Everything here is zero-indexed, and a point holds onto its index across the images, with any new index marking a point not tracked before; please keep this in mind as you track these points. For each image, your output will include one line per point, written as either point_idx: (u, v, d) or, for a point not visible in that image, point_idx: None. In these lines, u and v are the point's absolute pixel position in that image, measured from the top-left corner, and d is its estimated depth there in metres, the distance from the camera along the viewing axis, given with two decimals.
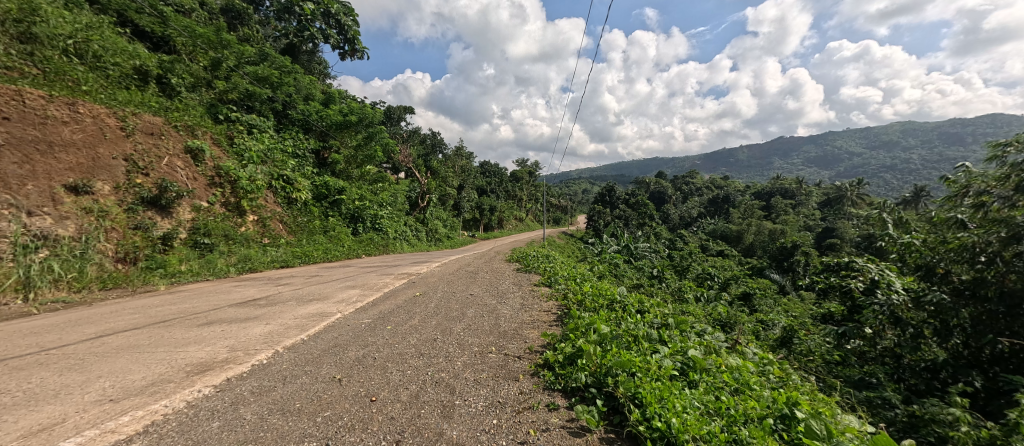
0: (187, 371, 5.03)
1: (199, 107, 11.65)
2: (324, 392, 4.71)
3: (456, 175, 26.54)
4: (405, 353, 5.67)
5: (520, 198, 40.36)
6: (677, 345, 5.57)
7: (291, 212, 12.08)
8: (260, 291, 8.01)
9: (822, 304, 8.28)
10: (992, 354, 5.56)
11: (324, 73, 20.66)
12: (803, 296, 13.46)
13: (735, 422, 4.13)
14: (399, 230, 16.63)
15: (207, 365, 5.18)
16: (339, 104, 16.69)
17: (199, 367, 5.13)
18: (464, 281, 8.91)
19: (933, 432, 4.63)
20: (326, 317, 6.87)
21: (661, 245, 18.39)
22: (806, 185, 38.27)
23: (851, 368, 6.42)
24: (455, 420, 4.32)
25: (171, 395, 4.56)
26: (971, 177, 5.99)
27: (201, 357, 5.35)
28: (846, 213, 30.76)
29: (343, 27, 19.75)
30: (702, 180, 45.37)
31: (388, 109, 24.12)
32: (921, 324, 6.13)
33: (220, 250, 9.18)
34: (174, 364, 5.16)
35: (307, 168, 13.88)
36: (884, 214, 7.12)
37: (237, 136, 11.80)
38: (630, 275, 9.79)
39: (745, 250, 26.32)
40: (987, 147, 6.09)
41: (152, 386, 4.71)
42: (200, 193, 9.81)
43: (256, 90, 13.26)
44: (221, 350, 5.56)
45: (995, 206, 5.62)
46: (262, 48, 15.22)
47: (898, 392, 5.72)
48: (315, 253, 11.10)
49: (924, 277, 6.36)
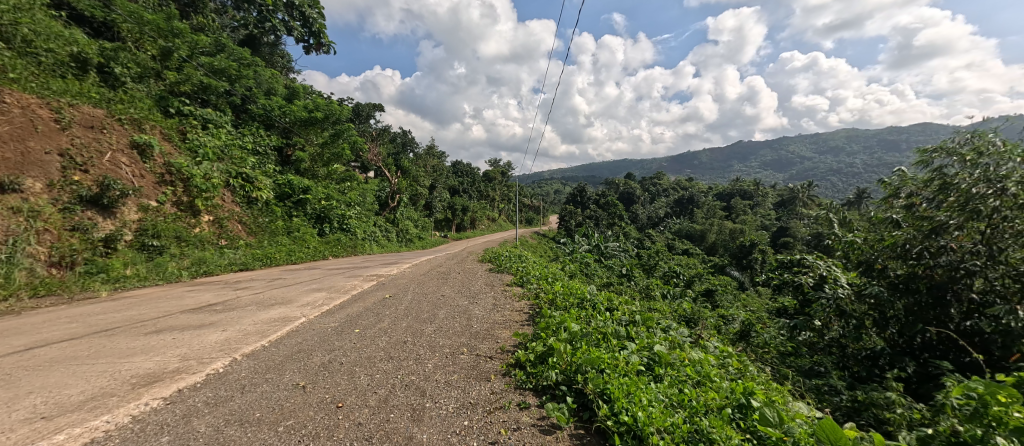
0: (133, 383, 4.69)
1: (147, 99, 10.89)
2: (287, 400, 4.53)
3: (427, 174, 26.16)
4: (374, 356, 5.55)
5: (492, 199, 40.36)
6: (645, 341, 5.77)
7: (251, 212, 11.46)
8: (217, 296, 7.56)
9: (776, 299, 8.81)
10: (922, 341, 6.15)
11: (287, 67, 19.86)
12: (760, 291, 14.33)
13: (697, 413, 4.31)
14: (368, 231, 16.19)
15: (155, 376, 4.85)
16: (303, 100, 16.08)
17: (147, 378, 4.79)
18: (435, 281, 8.83)
19: (872, 415, 5.07)
20: (289, 323, 6.58)
21: (632, 245, 18.95)
22: (762, 186, 40.48)
23: (802, 358, 6.90)
24: (425, 423, 4.27)
25: (114, 410, 4.25)
26: (903, 180, 6.63)
27: (149, 368, 4.99)
28: (798, 213, 32.69)
29: (308, 19, 19.01)
30: (668, 181, 46.92)
31: (356, 106, 23.37)
32: (862, 315, 6.63)
33: (171, 252, 8.59)
34: (118, 376, 4.80)
35: (268, 165, 13.28)
36: (830, 214, 7.63)
37: (190, 130, 11.07)
38: (600, 273, 10.04)
39: (707, 249, 27.55)
40: (915, 152, 6.74)
41: (91, 400, 4.36)
42: (148, 191, 9.12)
43: (211, 83, 12.51)
44: (172, 360, 5.22)
45: (923, 206, 6.24)
46: (218, 38, 14.37)
47: (842, 379, 6.22)
48: (278, 255, 10.61)
49: (865, 272, 6.90)
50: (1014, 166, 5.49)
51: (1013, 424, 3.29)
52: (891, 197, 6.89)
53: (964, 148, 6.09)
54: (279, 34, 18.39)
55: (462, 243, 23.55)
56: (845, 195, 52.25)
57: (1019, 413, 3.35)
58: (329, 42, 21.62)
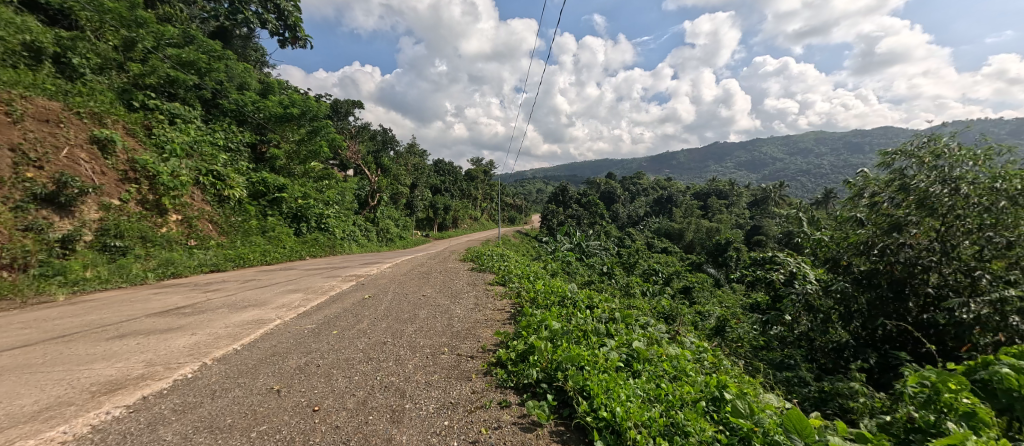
0: (93, 391, 4.45)
1: (109, 92, 10.34)
2: (261, 405, 4.39)
3: (407, 173, 25.83)
4: (352, 358, 5.44)
5: (474, 198, 40.16)
6: (624, 337, 5.89)
7: (223, 211, 11.01)
8: (185, 298, 7.25)
9: (750, 295, 9.12)
10: (883, 334, 6.44)
11: (261, 61, 19.24)
12: (736, 288, 14.79)
13: (673, 407, 4.39)
14: (347, 230, 15.82)
15: (118, 383, 4.62)
16: (277, 96, 15.61)
17: (108, 386, 4.55)
18: (416, 281, 8.72)
19: (838, 404, 5.31)
20: (263, 325, 6.38)
21: (614, 244, 19.25)
22: (736, 186, 41.66)
23: (773, 352, 7.17)
24: (404, 424, 4.23)
25: (72, 419, 4.03)
26: (867, 181, 6.98)
27: (111, 375, 4.75)
28: (770, 213, 33.79)
29: (283, 12, 18.49)
30: (646, 181, 47.73)
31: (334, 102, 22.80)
32: (828, 310, 6.93)
33: (136, 253, 8.20)
34: (76, 384, 4.54)
35: (241, 163, 12.80)
36: (800, 213, 7.97)
37: (157, 125, 10.56)
38: (582, 272, 10.16)
39: (685, 247, 28.23)
40: (878, 155, 7.09)
41: (46, 411, 4.12)
42: (110, 189, 8.66)
43: (179, 76, 11.96)
44: (136, 366, 4.98)
45: (886, 205, 6.58)
46: (187, 29, 13.74)
47: (810, 371, 6.49)
48: (251, 255, 10.23)
49: (831, 269, 7.21)
50: (967, 168, 5.94)
51: (962, 409, 3.44)
52: (855, 196, 7.24)
53: (921, 151, 6.45)
54: (252, 26, 17.77)
55: (444, 242, 23.39)
56: (814, 195, 54.30)
57: (967, 399, 3.51)
58: (306, 36, 21.02)
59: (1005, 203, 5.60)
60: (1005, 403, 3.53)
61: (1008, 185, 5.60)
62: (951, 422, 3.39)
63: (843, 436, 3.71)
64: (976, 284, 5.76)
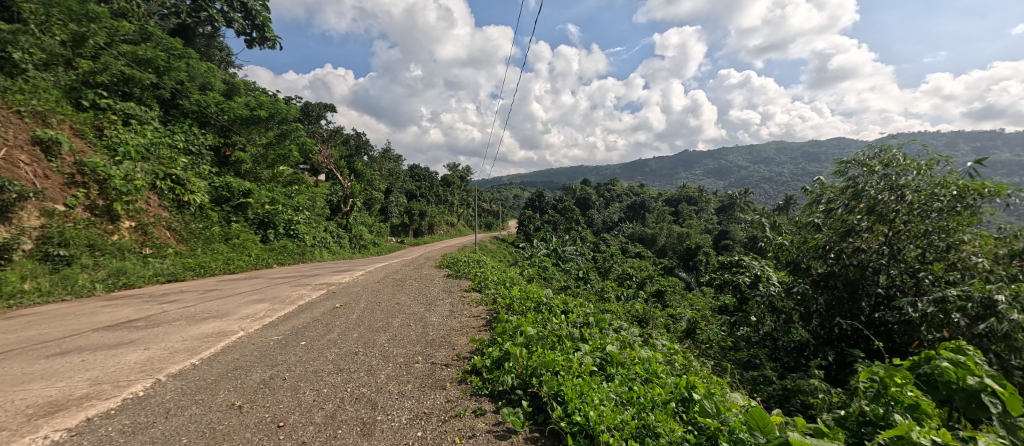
0: (28, 414, 4.08)
1: (55, 89, 9.63)
2: (221, 422, 4.15)
3: (381, 178, 25.39)
4: (321, 370, 5.23)
5: (451, 204, 39.80)
6: (598, 341, 5.95)
7: (182, 217, 10.38)
8: (139, 311, 6.77)
9: (719, 297, 9.47)
10: (840, 333, 6.79)
11: (227, 61, 18.46)
12: (708, 292, 15.30)
13: (645, 409, 4.45)
14: (318, 237, 15.30)
15: (59, 404, 4.25)
16: (243, 98, 14.99)
17: (47, 408, 4.18)
18: (390, 289, 8.54)
19: (800, 401, 5.55)
20: (225, 338, 6.05)
21: (591, 249, 19.56)
22: (705, 192, 43.15)
23: (740, 352, 7.47)
24: (376, 437, 4.10)
25: None
26: (824, 188, 7.43)
27: (51, 396, 4.36)
28: (736, 218, 35.15)
29: (250, 11, 17.85)
30: (618, 187, 48.74)
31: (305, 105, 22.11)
32: (790, 310, 7.22)
33: (82, 263, 7.61)
34: (9, 407, 4.15)
35: (203, 166, 12.16)
36: (763, 218, 8.35)
37: (109, 126, 9.90)
38: (558, 277, 10.27)
39: (657, 251, 28.90)
40: (834, 163, 7.54)
41: None
42: (54, 194, 8.05)
43: (134, 74, 11.27)
44: (81, 385, 4.59)
45: (840, 210, 7.07)
46: (144, 25, 12.97)
47: (774, 369, 6.78)
48: (213, 264, 9.70)
49: (792, 271, 7.55)
50: (912, 177, 6.38)
51: (907, 402, 3.61)
52: (813, 203, 7.68)
53: (872, 160, 6.89)
54: (217, 25, 17.06)
55: (420, 248, 23.03)
56: (775, 201, 56.93)
57: (911, 392, 3.69)
58: (274, 37, 20.33)
59: (944, 209, 6.04)
60: (944, 395, 3.72)
61: (946, 191, 6.06)
62: (897, 414, 3.56)
63: (802, 432, 3.74)
64: (920, 284, 6.20)
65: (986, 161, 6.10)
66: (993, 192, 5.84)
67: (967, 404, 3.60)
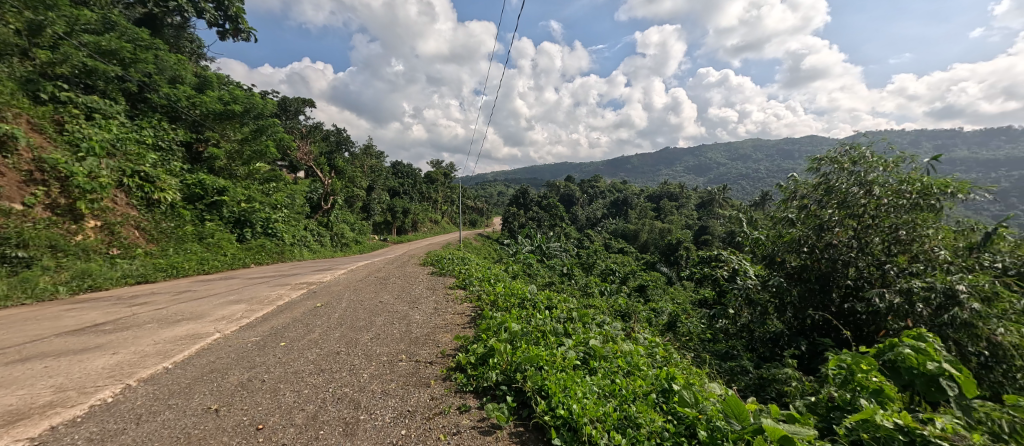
0: None
1: (10, 81, 9.08)
2: (196, 427, 4.02)
3: (362, 175, 24.91)
4: (302, 371, 5.12)
5: (435, 201, 39.46)
6: (580, 336, 5.99)
7: (152, 216, 9.96)
8: (106, 314, 6.48)
9: (699, 291, 9.70)
10: (812, 323, 7.07)
11: (198, 53, 17.77)
12: (691, 287, 15.64)
13: (627, 401, 4.52)
14: (298, 235, 14.91)
15: (20, 413, 4.03)
16: (216, 91, 14.43)
17: (7, 417, 3.96)
18: (373, 288, 8.42)
19: (774, 390, 5.75)
20: (199, 340, 5.84)
21: (577, 246, 19.73)
22: (685, 189, 43.92)
23: (719, 344, 7.68)
24: (359, 437, 4.04)
25: None
26: (797, 184, 7.68)
27: (11, 404, 4.13)
28: (715, 214, 35.93)
29: (222, 2, 17.20)
30: (601, 183, 49.20)
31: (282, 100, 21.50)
32: (766, 302, 7.42)
33: (44, 265, 7.21)
34: None
35: (174, 163, 11.68)
36: (741, 213, 8.55)
37: (70, 121, 9.41)
38: (543, 273, 10.33)
39: (640, 247, 29.32)
40: (808, 161, 7.78)
41: None
42: (10, 193, 7.63)
43: (98, 66, 10.72)
44: (44, 392, 4.36)
45: (812, 206, 7.34)
46: (107, 14, 12.33)
47: (751, 360, 6.99)
48: (186, 264, 9.36)
49: (768, 265, 7.80)
50: (878, 173, 6.62)
51: (872, 387, 3.75)
52: (788, 198, 7.91)
53: (843, 157, 7.09)
54: (186, 15, 16.37)
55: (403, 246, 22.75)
56: (751, 197, 58.59)
57: (876, 378, 3.81)
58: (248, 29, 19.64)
59: (908, 205, 6.35)
60: (906, 380, 3.83)
61: (911, 188, 6.35)
62: (862, 399, 3.72)
63: (776, 418, 3.85)
64: (886, 275, 6.44)
65: (943, 157, 6.37)
66: (953, 188, 6.11)
67: (926, 388, 3.72)
